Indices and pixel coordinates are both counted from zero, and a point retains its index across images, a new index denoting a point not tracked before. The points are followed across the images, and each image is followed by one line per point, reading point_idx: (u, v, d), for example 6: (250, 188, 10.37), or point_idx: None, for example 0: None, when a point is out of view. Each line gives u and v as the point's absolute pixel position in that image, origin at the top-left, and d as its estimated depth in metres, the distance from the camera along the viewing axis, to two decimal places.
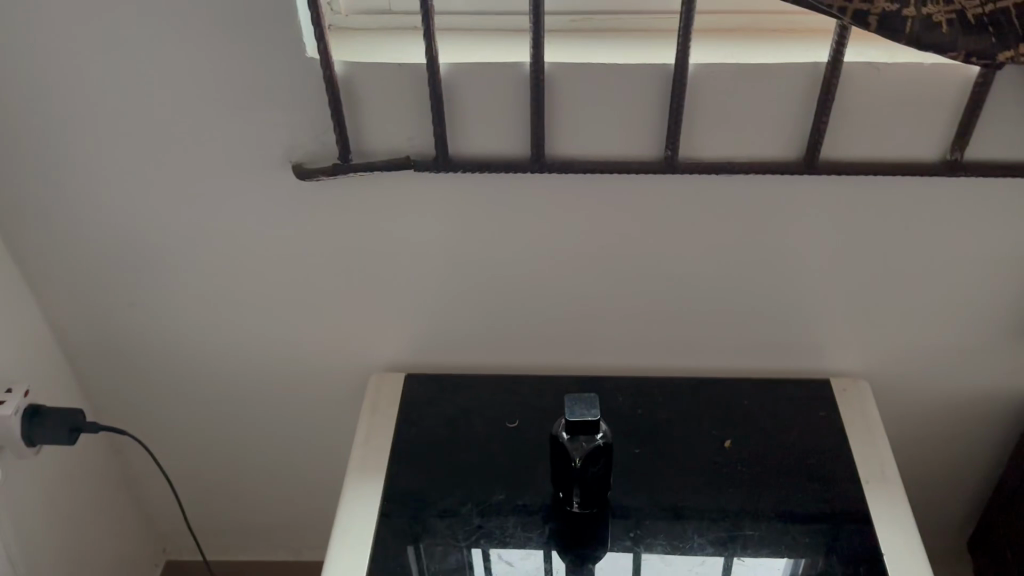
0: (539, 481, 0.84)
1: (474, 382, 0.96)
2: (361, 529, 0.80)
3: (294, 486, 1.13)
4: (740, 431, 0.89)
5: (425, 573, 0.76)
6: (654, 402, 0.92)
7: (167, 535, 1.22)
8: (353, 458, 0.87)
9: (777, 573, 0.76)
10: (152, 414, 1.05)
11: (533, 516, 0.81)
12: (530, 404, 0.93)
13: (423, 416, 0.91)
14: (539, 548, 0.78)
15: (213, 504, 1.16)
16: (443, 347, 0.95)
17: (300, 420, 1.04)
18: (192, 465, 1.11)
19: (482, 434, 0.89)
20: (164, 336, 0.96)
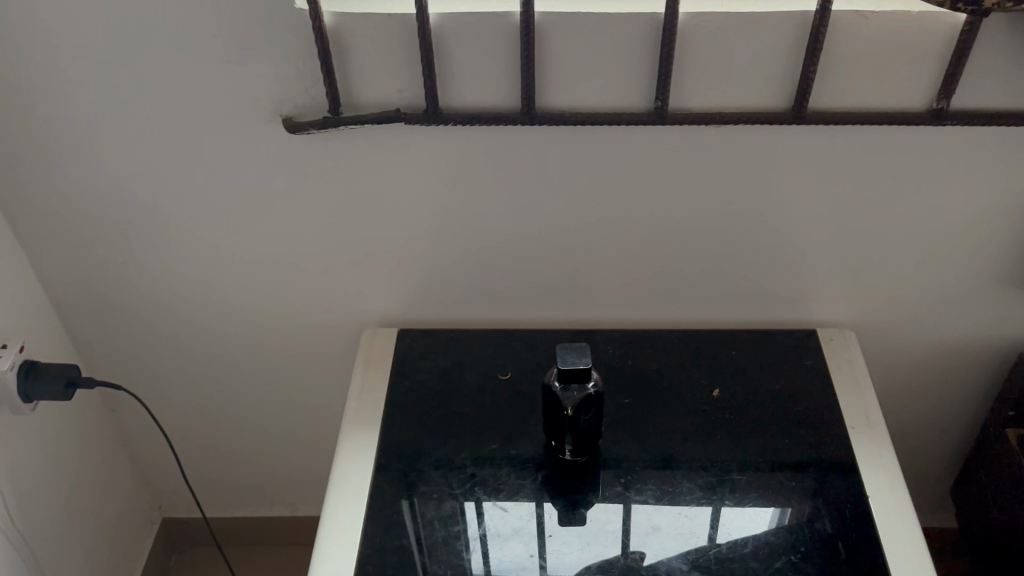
0: (530, 431, 0.86)
1: (466, 336, 0.96)
2: (356, 480, 0.81)
3: (289, 442, 1.14)
4: (729, 380, 0.90)
5: (419, 519, 0.78)
6: (644, 352, 0.94)
7: (164, 493, 1.23)
8: (349, 409, 0.88)
9: (764, 516, 0.78)
10: (147, 370, 1.05)
11: (526, 464, 0.83)
12: (521, 356, 0.94)
13: (416, 369, 0.92)
14: (532, 496, 0.80)
15: (209, 461, 1.17)
16: (436, 300, 0.96)
17: (294, 375, 1.05)
18: (188, 421, 1.12)
19: (475, 386, 0.90)
20: (158, 294, 0.97)
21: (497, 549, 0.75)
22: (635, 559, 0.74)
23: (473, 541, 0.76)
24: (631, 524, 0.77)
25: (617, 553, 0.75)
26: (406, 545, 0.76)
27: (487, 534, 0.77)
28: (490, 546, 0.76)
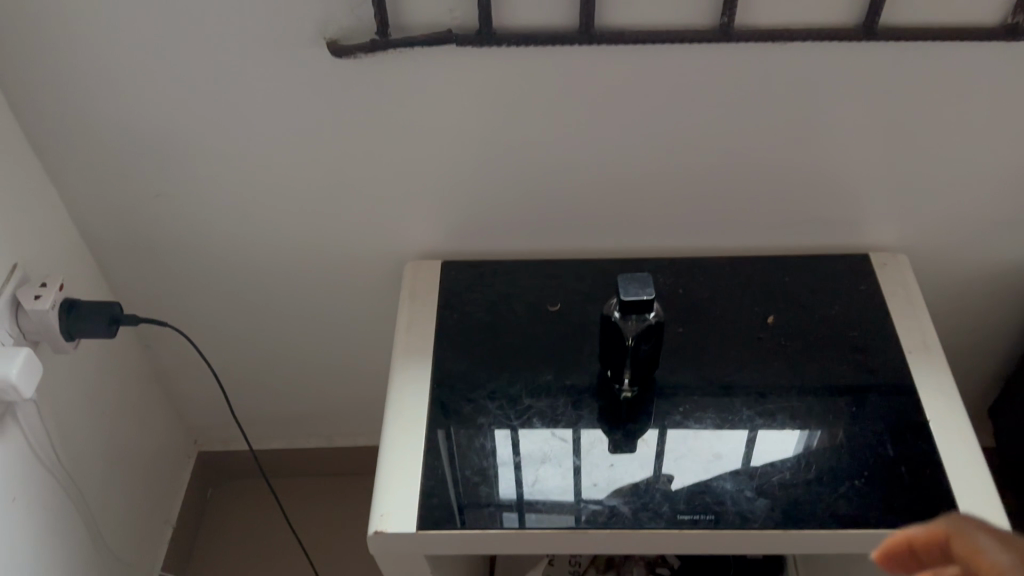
0: (582, 362, 0.85)
1: (511, 267, 0.95)
2: (413, 414, 0.81)
3: (327, 374, 1.14)
4: (783, 306, 0.89)
5: (457, 451, 0.78)
6: (694, 280, 0.92)
7: (200, 426, 1.22)
8: (398, 343, 0.87)
9: (790, 440, 0.78)
10: (182, 305, 1.04)
11: (582, 394, 0.82)
12: (571, 286, 0.92)
13: (464, 301, 0.91)
14: (591, 427, 0.80)
15: (246, 395, 1.17)
16: (480, 231, 0.94)
17: (333, 307, 1.04)
18: (223, 356, 1.11)
19: (525, 317, 0.89)
20: (196, 229, 0.94)
21: (553, 479, 0.76)
22: (665, 482, 0.75)
23: (504, 469, 0.77)
24: (665, 450, 0.77)
25: (648, 476, 0.76)
26: (443, 476, 0.76)
27: (545, 465, 0.77)
28: (537, 473, 0.76)
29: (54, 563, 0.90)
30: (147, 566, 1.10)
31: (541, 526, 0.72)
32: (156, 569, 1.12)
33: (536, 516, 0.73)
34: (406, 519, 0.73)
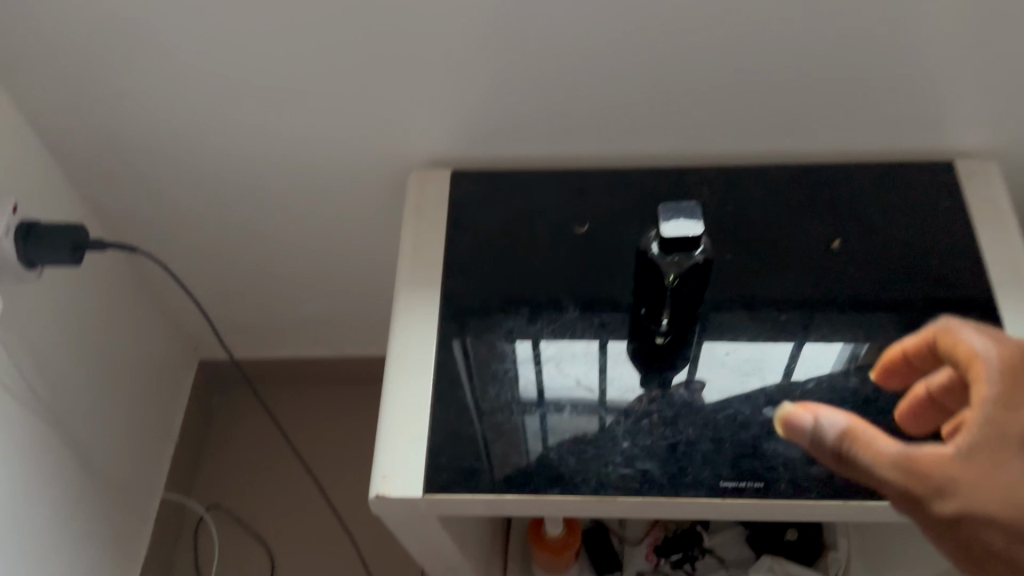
0: (612, 301, 0.75)
1: (532, 178, 0.83)
2: (420, 358, 0.72)
3: (330, 283, 1.04)
4: (849, 227, 0.77)
5: (473, 399, 0.69)
6: (745, 193, 0.80)
7: (200, 334, 1.14)
8: (403, 268, 0.77)
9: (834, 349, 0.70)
10: (166, 213, 0.93)
11: (613, 334, 0.73)
12: (600, 202, 0.81)
13: (478, 221, 0.80)
14: (624, 372, 0.70)
15: (246, 303, 1.08)
16: (495, 135, 0.81)
17: (332, 215, 0.93)
18: (218, 264, 1.01)
19: (547, 240, 0.79)
20: (173, 134, 0.82)
21: (579, 438, 0.67)
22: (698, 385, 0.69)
23: (523, 424, 0.68)
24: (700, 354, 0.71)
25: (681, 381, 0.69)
26: (457, 430, 0.68)
27: (571, 421, 0.68)
28: (559, 428, 0.67)
29: (41, 500, 0.84)
30: (149, 485, 1.04)
31: (564, 493, 0.64)
32: (160, 487, 1.06)
33: (559, 483, 0.65)
34: (411, 480, 0.65)
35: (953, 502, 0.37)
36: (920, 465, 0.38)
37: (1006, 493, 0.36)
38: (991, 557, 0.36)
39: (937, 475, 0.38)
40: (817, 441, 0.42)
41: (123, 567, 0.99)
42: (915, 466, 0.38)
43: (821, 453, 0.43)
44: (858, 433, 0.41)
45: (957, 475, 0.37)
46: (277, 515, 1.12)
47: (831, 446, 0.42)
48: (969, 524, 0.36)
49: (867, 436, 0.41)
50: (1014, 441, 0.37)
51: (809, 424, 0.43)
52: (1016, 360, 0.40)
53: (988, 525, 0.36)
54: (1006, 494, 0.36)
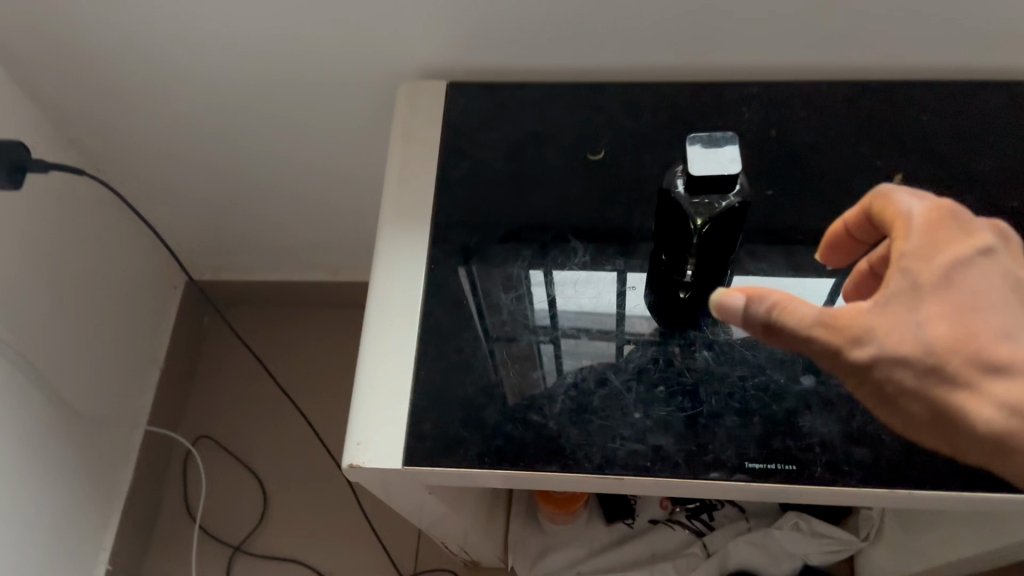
0: (628, 248, 0.64)
1: (541, 92, 0.72)
2: (403, 305, 0.62)
3: (321, 204, 0.95)
4: (913, 159, 0.65)
5: (465, 357, 0.60)
6: (791, 116, 0.68)
7: (186, 253, 1.05)
8: (387, 195, 0.67)
9: None
10: (134, 125, 0.83)
11: (629, 286, 0.63)
12: (620, 123, 0.69)
13: (475, 142, 0.69)
14: (638, 332, 0.61)
15: (232, 222, 0.99)
16: (501, 41, 0.69)
17: (317, 129, 0.83)
18: (197, 180, 0.92)
19: (555, 168, 0.69)
20: (132, 38, 0.70)
21: (583, 407, 0.58)
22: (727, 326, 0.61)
23: (519, 387, 0.59)
24: None
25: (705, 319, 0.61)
26: (444, 395, 0.59)
27: (576, 387, 0.59)
28: (561, 395, 0.58)
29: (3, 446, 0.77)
30: (131, 418, 0.98)
31: (563, 471, 0.56)
32: (143, 419, 1.00)
33: (557, 458, 0.56)
34: (388, 452, 0.57)
35: (869, 351, 0.37)
36: (838, 322, 0.38)
37: (917, 337, 0.36)
38: (906, 394, 0.37)
39: (853, 330, 0.37)
40: (742, 317, 0.40)
41: (101, 506, 0.94)
42: (834, 324, 0.38)
43: (742, 327, 0.41)
44: (774, 305, 0.39)
45: (873, 324, 0.37)
46: (270, 448, 1.07)
47: (749, 319, 0.40)
48: (884, 368, 0.37)
49: (781, 299, 0.40)
50: (927, 286, 0.37)
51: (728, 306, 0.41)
52: (940, 211, 0.38)
53: (901, 368, 0.37)
54: (919, 336, 0.36)
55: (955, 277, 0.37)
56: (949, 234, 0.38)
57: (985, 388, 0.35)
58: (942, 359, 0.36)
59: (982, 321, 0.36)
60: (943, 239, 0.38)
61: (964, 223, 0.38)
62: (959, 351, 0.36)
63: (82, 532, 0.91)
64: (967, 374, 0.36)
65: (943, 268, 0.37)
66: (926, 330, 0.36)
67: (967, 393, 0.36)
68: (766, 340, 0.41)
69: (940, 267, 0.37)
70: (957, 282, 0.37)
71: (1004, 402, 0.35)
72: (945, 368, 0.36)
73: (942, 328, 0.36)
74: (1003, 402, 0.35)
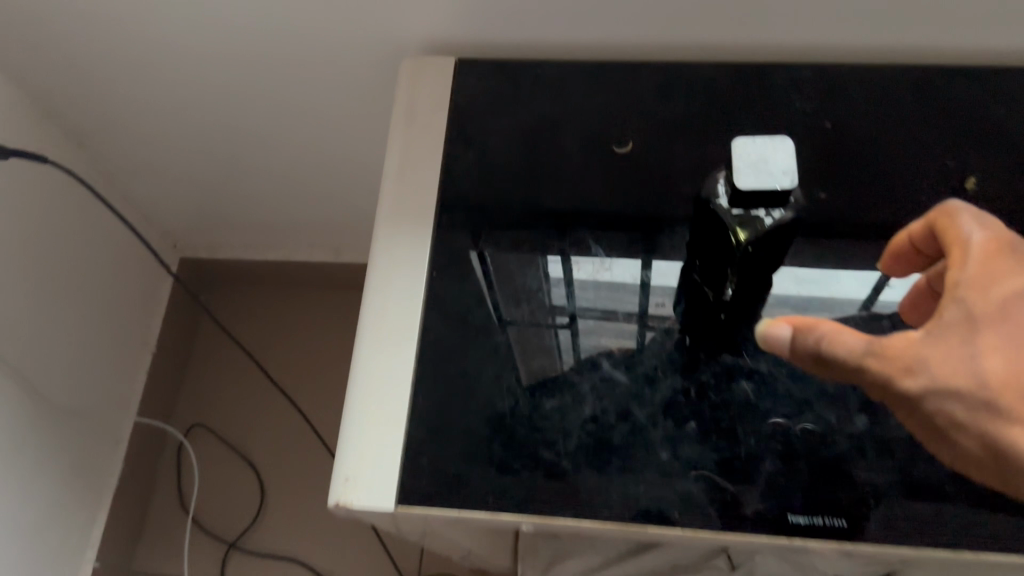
0: (657, 260, 0.56)
1: (561, 71, 0.63)
2: (398, 320, 0.55)
3: (321, 184, 0.89)
4: (988, 157, 0.57)
5: (469, 382, 0.53)
6: (847, 104, 0.59)
7: (180, 232, 0.99)
8: (386, 190, 0.59)
9: None
10: (114, 100, 0.76)
11: (656, 304, 0.55)
12: (650, 108, 0.61)
13: (485, 128, 0.61)
14: (667, 358, 0.53)
15: (227, 200, 0.93)
16: (515, 14, 0.61)
17: (314, 108, 0.75)
18: (186, 158, 0.85)
19: (575, 159, 0.60)
20: (104, 7, 0.63)
21: (603, 443, 0.51)
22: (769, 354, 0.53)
23: (530, 419, 0.52)
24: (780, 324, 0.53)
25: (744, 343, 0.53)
26: (444, 426, 0.52)
27: (595, 420, 0.51)
28: (577, 430, 0.51)
29: None
30: (121, 406, 0.93)
31: (577, 519, 0.49)
32: (133, 407, 0.95)
33: (570, 504, 0.49)
34: (380, 490, 0.50)
35: (919, 382, 0.36)
36: (889, 351, 0.37)
37: (970, 370, 0.35)
38: (958, 428, 0.36)
39: (902, 357, 0.37)
40: (793, 348, 0.40)
41: (89, 501, 0.89)
42: (884, 354, 0.37)
43: (797, 359, 0.41)
44: (821, 335, 0.39)
45: (923, 354, 0.36)
46: (267, 438, 1.01)
47: (802, 350, 0.40)
48: (935, 400, 0.36)
49: (832, 330, 0.39)
50: (981, 318, 0.35)
51: (783, 335, 0.41)
52: (1000, 245, 0.37)
53: (952, 400, 0.36)
54: (971, 369, 0.35)
55: (1013, 309, 0.35)
56: (1010, 265, 0.36)
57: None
58: (994, 393, 0.34)
59: None
60: (1002, 271, 0.36)
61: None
62: (1013, 386, 0.34)
63: (67, 531, 0.86)
64: (1020, 409, 0.34)
65: (1000, 299, 0.35)
66: (980, 364, 0.35)
67: (1019, 427, 0.34)
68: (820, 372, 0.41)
69: (995, 299, 0.35)
70: (1015, 316, 0.35)
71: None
72: (997, 403, 0.34)
73: (996, 362, 0.35)
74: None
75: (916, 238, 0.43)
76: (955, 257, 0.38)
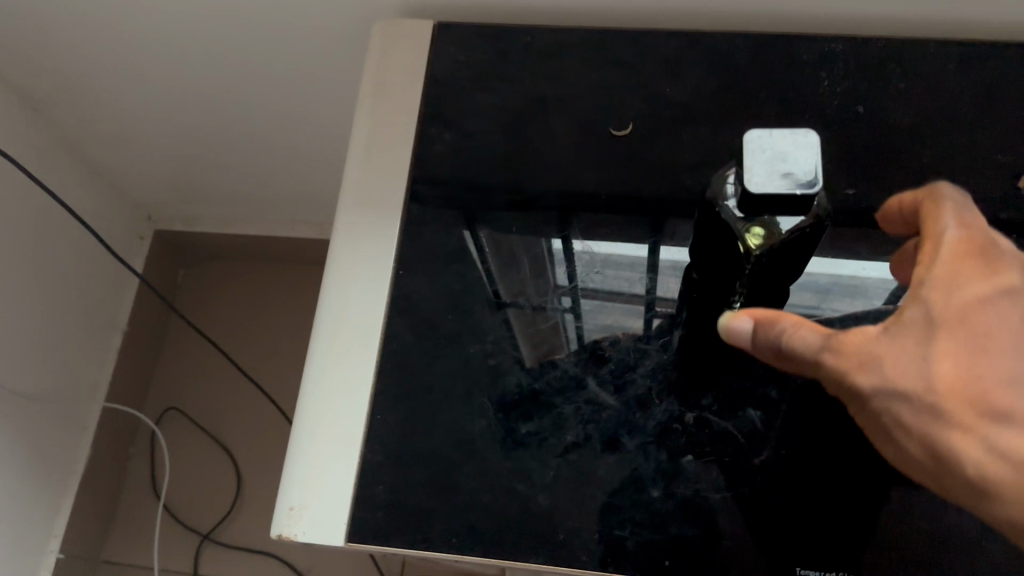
0: (660, 262, 0.49)
1: (553, 38, 0.56)
2: (357, 326, 0.48)
3: (298, 159, 0.82)
4: None
5: (435, 400, 0.47)
6: (881, 81, 0.51)
7: (154, 203, 0.93)
8: (350, 173, 0.52)
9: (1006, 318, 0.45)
10: (68, 64, 0.69)
11: (656, 313, 0.48)
12: (653, 82, 0.53)
13: (464, 103, 0.54)
14: (664, 377, 0.46)
15: (199, 174, 0.87)
16: None
17: (284, 76, 0.68)
18: (152, 128, 0.78)
19: (566, 140, 0.53)
20: None
21: (585, 478, 0.44)
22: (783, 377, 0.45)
23: (503, 446, 0.45)
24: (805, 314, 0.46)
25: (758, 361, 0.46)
26: (404, 450, 0.46)
27: (578, 448, 0.45)
28: (556, 461, 0.45)
29: None
30: (88, 385, 0.88)
31: (554, 565, 0.43)
32: (102, 387, 0.90)
33: (545, 546, 0.43)
34: (328, 522, 0.44)
35: (872, 380, 0.34)
36: (845, 347, 0.35)
37: (920, 371, 0.33)
38: (903, 429, 0.34)
39: (855, 352, 0.35)
40: (747, 339, 0.38)
41: (54, 487, 0.84)
42: (837, 347, 0.35)
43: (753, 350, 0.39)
44: (780, 327, 0.37)
45: (879, 352, 0.34)
46: (246, 424, 0.96)
47: (758, 341, 0.38)
48: (883, 399, 0.34)
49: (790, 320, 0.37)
50: (942, 319, 0.33)
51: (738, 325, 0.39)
52: (973, 245, 0.34)
53: (899, 401, 0.33)
54: (921, 370, 0.33)
55: (975, 313, 0.33)
56: (979, 265, 0.34)
57: (982, 430, 0.31)
58: (940, 398, 0.32)
59: (993, 367, 0.32)
60: (967, 274, 0.34)
61: (996, 262, 0.34)
62: (961, 393, 0.32)
63: (28, 523, 0.80)
64: (965, 416, 0.32)
65: (961, 303, 0.33)
66: (931, 366, 0.33)
67: (959, 433, 0.32)
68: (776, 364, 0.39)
69: (956, 302, 0.33)
70: (975, 321, 0.33)
71: (995, 446, 0.31)
72: (942, 408, 0.32)
73: (947, 367, 0.33)
74: (995, 447, 0.31)
75: (906, 209, 0.39)
76: (926, 247, 0.35)
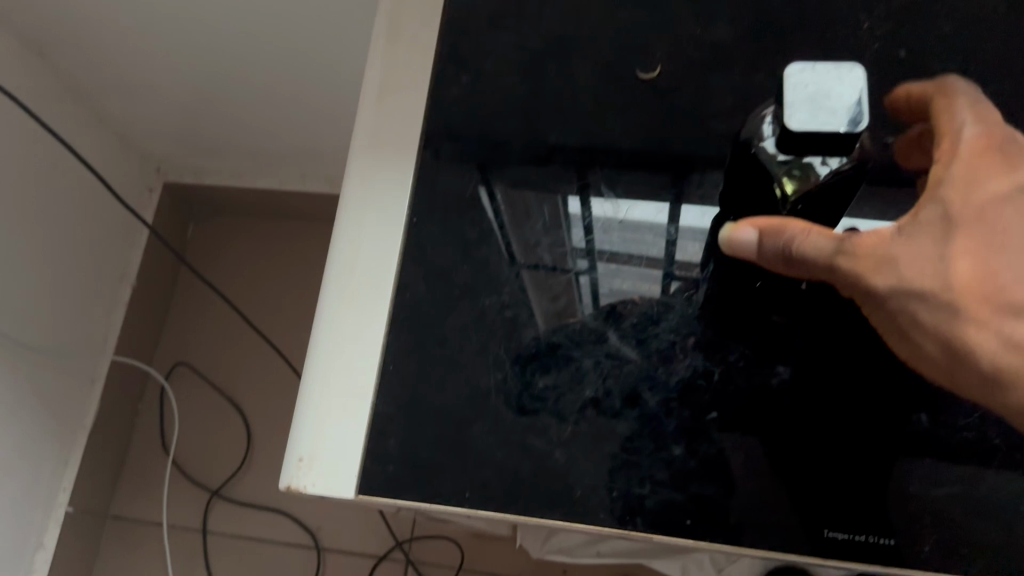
0: (687, 212, 0.46)
1: None
2: (368, 277, 0.46)
3: (309, 111, 0.80)
4: None
5: (448, 351, 0.45)
6: (922, 25, 0.49)
7: (162, 155, 0.91)
8: (361, 118, 0.50)
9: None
10: (72, 8, 0.66)
11: (681, 265, 0.46)
12: (681, 25, 0.50)
13: (482, 46, 0.52)
14: (688, 330, 0.44)
15: (207, 125, 0.84)
16: None
17: (295, 21, 0.66)
18: (159, 77, 0.76)
19: (588, 84, 0.50)
20: None
21: (605, 434, 0.42)
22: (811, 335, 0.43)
23: (518, 398, 0.43)
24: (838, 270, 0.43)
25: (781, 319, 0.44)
26: (414, 402, 0.44)
27: (597, 403, 0.43)
28: (573, 415, 0.43)
29: None
30: (97, 339, 0.87)
31: (571, 523, 0.41)
32: (110, 341, 0.89)
33: (561, 503, 0.42)
34: (337, 477, 0.43)
35: (887, 279, 0.38)
36: (858, 251, 0.39)
37: (937, 270, 0.37)
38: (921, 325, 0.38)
39: (873, 258, 0.39)
40: (756, 251, 0.41)
41: (63, 441, 0.83)
42: (854, 254, 0.39)
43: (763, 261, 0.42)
44: (789, 235, 0.40)
45: (893, 254, 0.38)
46: (256, 383, 0.95)
47: (770, 252, 0.41)
48: (901, 300, 0.38)
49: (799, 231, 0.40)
50: (957, 220, 0.37)
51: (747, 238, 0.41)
52: (985, 146, 0.39)
53: (917, 301, 0.38)
54: (940, 268, 0.37)
55: (988, 213, 0.37)
56: (992, 169, 0.38)
57: (995, 324, 0.36)
58: (958, 295, 0.37)
59: (1004, 261, 0.37)
60: (986, 169, 0.38)
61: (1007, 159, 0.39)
62: (977, 288, 0.36)
63: (37, 477, 0.80)
64: (980, 310, 0.36)
65: (979, 201, 0.38)
66: (948, 265, 0.37)
67: (976, 327, 0.36)
68: (785, 271, 0.42)
69: (974, 199, 0.38)
70: (990, 216, 0.37)
71: (1010, 339, 0.35)
72: (960, 305, 0.37)
73: (964, 263, 0.37)
74: (1009, 339, 0.35)
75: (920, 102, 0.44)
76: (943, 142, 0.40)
